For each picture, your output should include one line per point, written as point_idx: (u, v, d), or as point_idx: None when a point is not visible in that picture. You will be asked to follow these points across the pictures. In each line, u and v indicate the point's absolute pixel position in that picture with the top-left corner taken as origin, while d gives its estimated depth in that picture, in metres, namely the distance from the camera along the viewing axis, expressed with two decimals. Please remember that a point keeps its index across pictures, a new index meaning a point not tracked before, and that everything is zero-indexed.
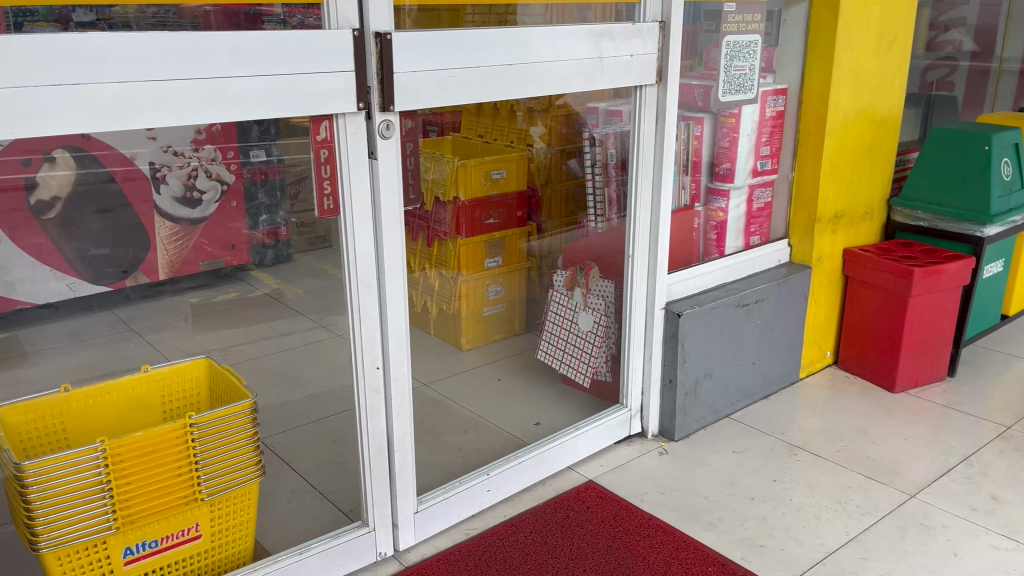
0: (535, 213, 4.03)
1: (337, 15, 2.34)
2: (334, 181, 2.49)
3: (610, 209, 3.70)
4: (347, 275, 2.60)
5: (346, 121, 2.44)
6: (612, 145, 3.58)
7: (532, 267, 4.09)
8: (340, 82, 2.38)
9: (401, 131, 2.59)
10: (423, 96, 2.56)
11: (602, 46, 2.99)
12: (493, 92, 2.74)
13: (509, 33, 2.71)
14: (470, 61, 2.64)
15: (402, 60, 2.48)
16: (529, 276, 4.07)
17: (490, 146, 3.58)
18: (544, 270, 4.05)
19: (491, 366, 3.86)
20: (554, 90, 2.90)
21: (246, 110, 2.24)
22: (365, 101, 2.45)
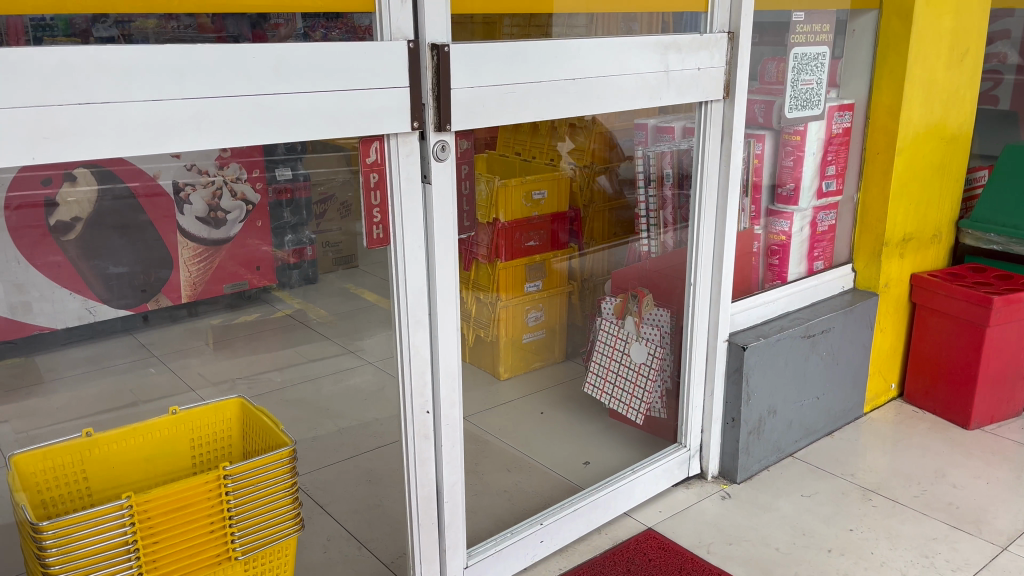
0: (576, 232, 3.44)
1: (388, 26, 2.11)
2: (384, 207, 2.27)
3: (668, 232, 3.50)
4: (396, 310, 2.37)
5: (399, 142, 2.21)
6: (677, 165, 3.38)
7: (573, 291, 3.48)
8: (394, 100, 2.16)
9: (457, 152, 2.36)
10: (481, 114, 2.33)
11: (669, 59, 2.75)
12: (554, 109, 2.50)
13: (571, 46, 2.47)
14: (532, 76, 2.41)
15: (461, 75, 2.25)
16: (570, 301, 3.47)
17: (531, 164, 2.99)
18: (588, 294, 3.56)
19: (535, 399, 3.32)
20: (618, 106, 2.66)
21: (293, 131, 2.01)
22: (420, 121, 2.22)
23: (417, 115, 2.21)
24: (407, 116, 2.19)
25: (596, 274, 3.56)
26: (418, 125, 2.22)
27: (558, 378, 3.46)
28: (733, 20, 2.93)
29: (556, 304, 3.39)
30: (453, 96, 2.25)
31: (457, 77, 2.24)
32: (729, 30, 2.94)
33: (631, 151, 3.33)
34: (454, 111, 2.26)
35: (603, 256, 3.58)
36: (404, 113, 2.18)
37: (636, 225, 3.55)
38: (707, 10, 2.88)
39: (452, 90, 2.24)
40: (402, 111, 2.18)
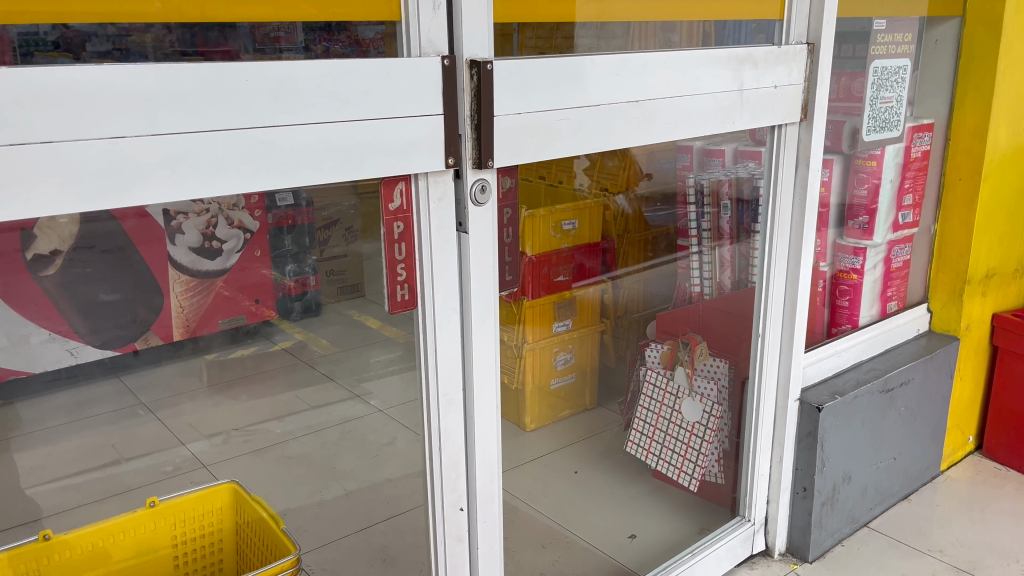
0: (609, 269, 3.21)
1: (418, 37, 1.68)
2: (412, 262, 1.82)
3: (727, 271, 3.08)
4: (425, 389, 1.92)
5: (430, 184, 1.77)
6: (740, 197, 2.95)
7: (605, 330, 3.27)
8: (426, 131, 1.72)
9: (499, 193, 1.91)
10: (529, 146, 1.88)
11: (744, 74, 2.31)
12: (613, 136, 2.05)
13: (636, 60, 2.03)
14: (589, 97, 1.97)
15: (505, 98, 1.80)
16: (601, 339, 3.26)
17: (559, 189, 2.65)
18: (622, 334, 3.30)
19: (566, 455, 2.98)
20: (687, 133, 2.22)
21: (301, 173, 1.57)
22: (456, 156, 1.79)
23: (452, 149, 1.77)
24: (441, 150, 1.75)
25: (630, 312, 3.29)
26: (454, 162, 1.78)
27: (586, 427, 3.13)
28: (811, 31, 2.51)
29: (586, 340, 3.20)
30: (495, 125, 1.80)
31: (500, 101, 1.80)
32: (807, 41, 2.51)
33: (677, 183, 3.04)
34: (497, 143, 1.82)
35: (636, 292, 3.29)
36: (438, 147, 1.75)
37: (682, 263, 3.26)
38: (783, 18, 2.47)
39: (494, 117, 1.80)
40: (433, 144, 1.74)
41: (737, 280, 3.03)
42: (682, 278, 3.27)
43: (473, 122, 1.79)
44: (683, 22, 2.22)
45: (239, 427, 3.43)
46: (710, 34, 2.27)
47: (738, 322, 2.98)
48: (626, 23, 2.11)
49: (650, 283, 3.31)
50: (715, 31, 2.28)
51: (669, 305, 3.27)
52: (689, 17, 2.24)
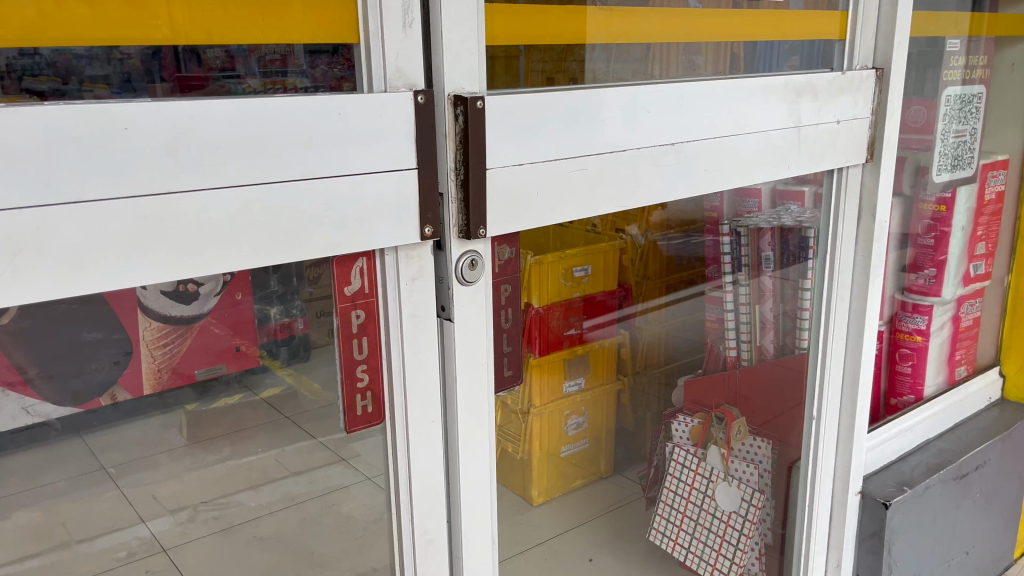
0: (629, 319, 2.81)
1: (382, 66, 1.24)
2: (377, 363, 1.37)
3: (769, 333, 2.62)
4: (396, 526, 1.45)
5: (402, 261, 1.32)
6: (791, 247, 2.47)
7: (620, 387, 2.84)
8: (392, 192, 1.26)
9: (495, 267, 1.46)
10: (535, 207, 1.43)
11: (803, 107, 1.85)
12: (642, 189, 1.59)
13: (671, 92, 1.58)
14: (612, 141, 1.51)
15: (501, 146, 1.35)
16: (617, 396, 2.84)
17: (568, 230, 2.20)
18: (642, 392, 2.91)
19: (579, 539, 2.47)
20: (733, 182, 1.77)
21: (207, 256, 1.11)
22: (436, 223, 1.33)
23: (431, 214, 1.32)
24: (415, 216, 1.30)
25: (651, 366, 2.92)
26: (434, 232, 1.33)
27: (606, 500, 2.67)
28: (878, 53, 2.06)
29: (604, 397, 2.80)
30: (488, 182, 1.35)
31: (492, 150, 1.34)
32: (873, 66, 2.06)
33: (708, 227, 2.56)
34: (490, 206, 1.36)
35: (658, 345, 2.90)
36: (408, 213, 1.29)
37: (711, 319, 2.81)
38: (845, 38, 2.03)
39: (487, 171, 1.34)
40: (403, 208, 1.28)
41: (781, 346, 2.57)
42: (710, 337, 2.82)
43: (460, 178, 1.33)
44: (709, 42, 1.75)
45: (208, 497, 2.28)
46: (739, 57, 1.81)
47: (788, 395, 2.51)
48: (648, 44, 1.65)
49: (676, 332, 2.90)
50: (749, 53, 1.82)
51: (699, 367, 2.85)
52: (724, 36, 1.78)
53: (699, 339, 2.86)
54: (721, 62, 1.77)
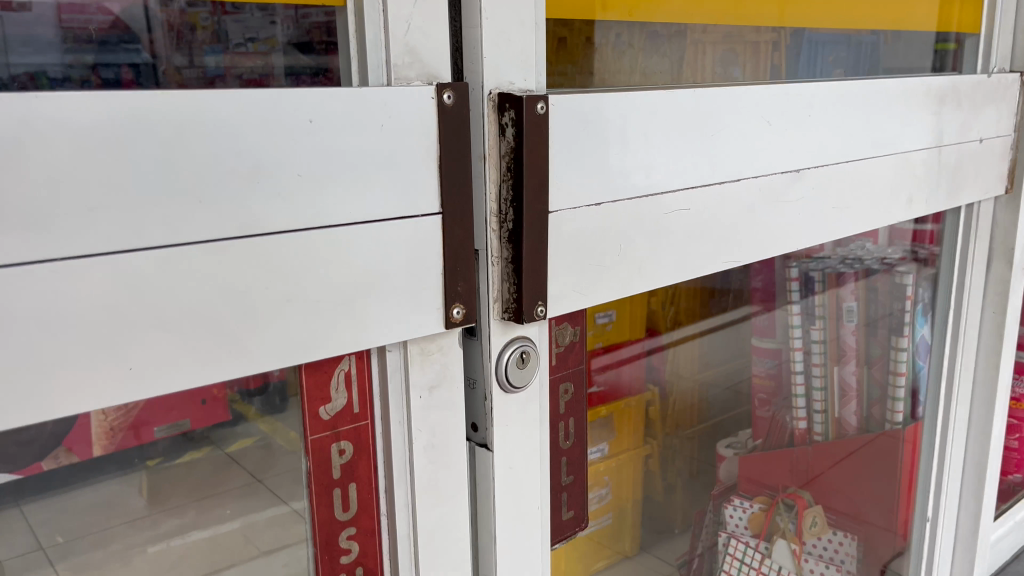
0: (655, 362, 1.71)
1: (383, 44, 0.75)
2: (372, 524, 0.85)
3: (851, 404, 2.03)
4: None
5: (413, 363, 0.82)
6: (884, 301, 1.96)
7: (652, 449, 1.76)
8: (400, 254, 0.76)
9: (552, 361, 0.96)
10: (617, 270, 0.92)
11: (942, 120, 1.36)
12: (756, 238, 1.10)
13: (797, 96, 1.09)
14: (722, 168, 1.01)
15: (570, 176, 0.86)
16: (648, 471, 1.74)
17: None
18: (671, 457, 1.83)
19: None
20: (864, 223, 1.28)
21: (60, 386, 0.60)
22: (468, 301, 0.82)
23: (462, 287, 0.81)
24: (437, 291, 0.79)
25: (680, 428, 1.81)
26: (465, 314, 0.82)
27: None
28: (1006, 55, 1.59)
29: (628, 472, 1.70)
30: (551, 234, 0.85)
31: (557, 182, 0.84)
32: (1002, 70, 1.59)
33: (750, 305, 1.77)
34: (553, 271, 0.86)
35: (694, 390, 1.80)
36: (426, 288, 0.78)
37: (761, 374, 1.92)
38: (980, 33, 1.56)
39: (549, 216, 0.84)
40: (417, 279, 0.77)
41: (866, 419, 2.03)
42: (759, 397, 1.95)
43: (506, 228, 0.83)
44: (749, 22, 1.15)
45: None
46: (783, 47, 1.21)
47: (876, 476, 2.02)
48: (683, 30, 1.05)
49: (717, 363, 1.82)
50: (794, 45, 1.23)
51: (745, 430, 1.94)
52: (767, 19, 1.18)
53: (739, 389, 1.93)
54: (760, 60, 1.18)
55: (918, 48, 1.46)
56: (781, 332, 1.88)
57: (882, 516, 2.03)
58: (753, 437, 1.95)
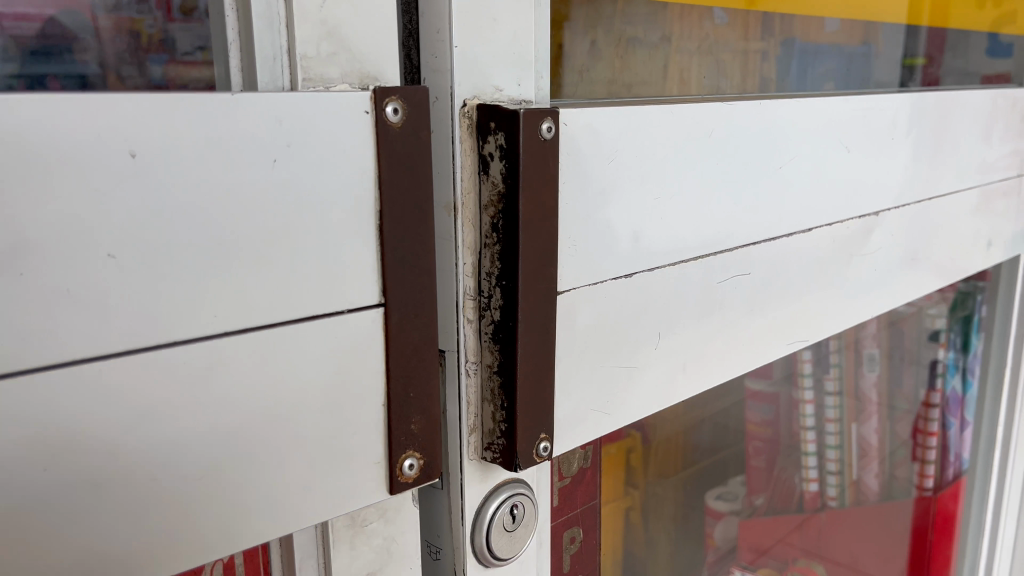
0: None
1: (284, 24, 0.44)
2: None
3: (871, 464, 1.64)
4: None
5: (337, 548, 0.50)
6: (909, 342, 1.52)
7: (635, 505, 1.02)
8: (313, 383, 0.44)
9: (553, 507, 0.66)
10: (654, 370, 0.62)
11: (998, 135, 1.05)
12: (823, 306, 0.80)
13: (883, 112, 0.81)
14: (791, 214, 0.71)
15: (589, 237, 0.55)
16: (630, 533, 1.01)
17: None
18: (658, 507, 1.08)
19: None
20: (938, 273, 1.00)
21: None
22: (428, 444, 0.51)
23: (417, 423, 0.50)
24: (375, 434, 0.48)
25: (665, 474, 1.05)
26: (423, 466, 0.51)
27: None
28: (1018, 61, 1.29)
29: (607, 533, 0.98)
30: (561, 328, 0.54)
31: (567, 248, 0.54)
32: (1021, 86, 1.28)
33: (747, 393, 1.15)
34: (565, 385, 0.55)
35: (688, 429, 1.04)
36: (355, 433, 0.47)
37: (755, 422, 1.26)
38: None
39: (557, 298, 0.53)
40: (340, 422, 0.46)
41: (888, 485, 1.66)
42: (753, 450, 1.31)
43: (490, 320, 0.52)
44: (734, 15, 0.78)
45: None
46: (775, 55, 0.84)
47: (880, 523, 1.66)
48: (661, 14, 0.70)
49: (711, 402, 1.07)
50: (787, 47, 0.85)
51: (739, 476, 1.28)
52: (763, 14, 0.81)
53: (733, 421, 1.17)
54: (749, 73, 0.81)
55: (914, 39, 1.07)
56: (788, 369, 1.22)
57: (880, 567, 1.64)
58: (752, 497, 1.33)
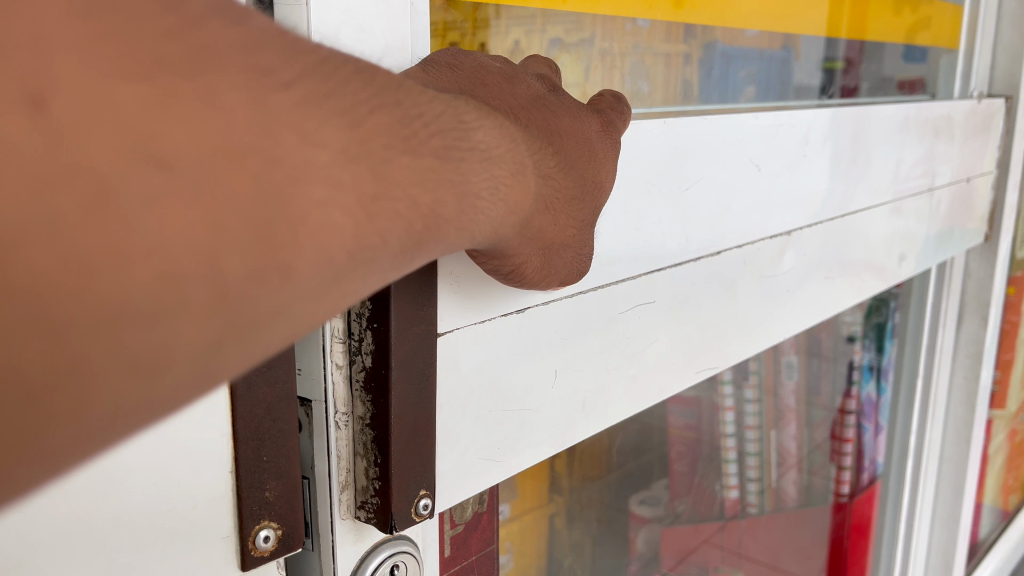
0: None
1: None
2: None
3: (790, 471, 1.58)
4: None
5: None
6: (826, 348, 1.50)
7: (557, 511, 0.97)
8: (141, 461, 0.36)
9: (449, 556, 0.61)
10: (556, 405, 0.58)
11: (910, 148, 1.04)
12: (732, 330, 0.76)
13: (795, 129, 0.78)
14: (697, 239, 0.68)
15: (474, 269, 0.50)
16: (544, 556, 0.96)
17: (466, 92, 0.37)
18: (582, 512, 1.03)
19: None
20: (855, 287, 0.99)
21: None
22: (287, 511, 0.43)
23: (272, 489, 0.42)
24: (218, 503, 0.40)
25: (587, 478, 1.01)
26: (282, 536, 0.43)
27: None
28: (929, 73, 1.28)
29: (529, 540, 0.92)
30: (441, 374, 0.49)
31: (449, 285, 0.49)
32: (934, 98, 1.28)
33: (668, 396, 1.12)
34: (447, 438, 0.50)
35: (612, 429, 0.99)
36: (198, 504, 0.39)
37: (678, 427, 1.22)
38: (958, 49, 1.31)
39: (436, 340, 0.48)
40: (180, 490, 0.38)
41: (805, 488, 1.62)
42: (676, 454, 1.26)
43: (362, 366, 0.46)
44: (654, 23, 0.73)
45: None
46: (696, 61, 0.80)
47: (795, 531, 1.60)
48: (578, 31, 0.65)
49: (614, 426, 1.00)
50: (709, 60, 0.82)
51: (661, 481, 1.25)
52: (686, 22, 0.77)
53: (651, 423, 1.11)
54: (670, 84, 0.78)
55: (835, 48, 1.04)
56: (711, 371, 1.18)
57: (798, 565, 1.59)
58: (672, 502, 1.29)
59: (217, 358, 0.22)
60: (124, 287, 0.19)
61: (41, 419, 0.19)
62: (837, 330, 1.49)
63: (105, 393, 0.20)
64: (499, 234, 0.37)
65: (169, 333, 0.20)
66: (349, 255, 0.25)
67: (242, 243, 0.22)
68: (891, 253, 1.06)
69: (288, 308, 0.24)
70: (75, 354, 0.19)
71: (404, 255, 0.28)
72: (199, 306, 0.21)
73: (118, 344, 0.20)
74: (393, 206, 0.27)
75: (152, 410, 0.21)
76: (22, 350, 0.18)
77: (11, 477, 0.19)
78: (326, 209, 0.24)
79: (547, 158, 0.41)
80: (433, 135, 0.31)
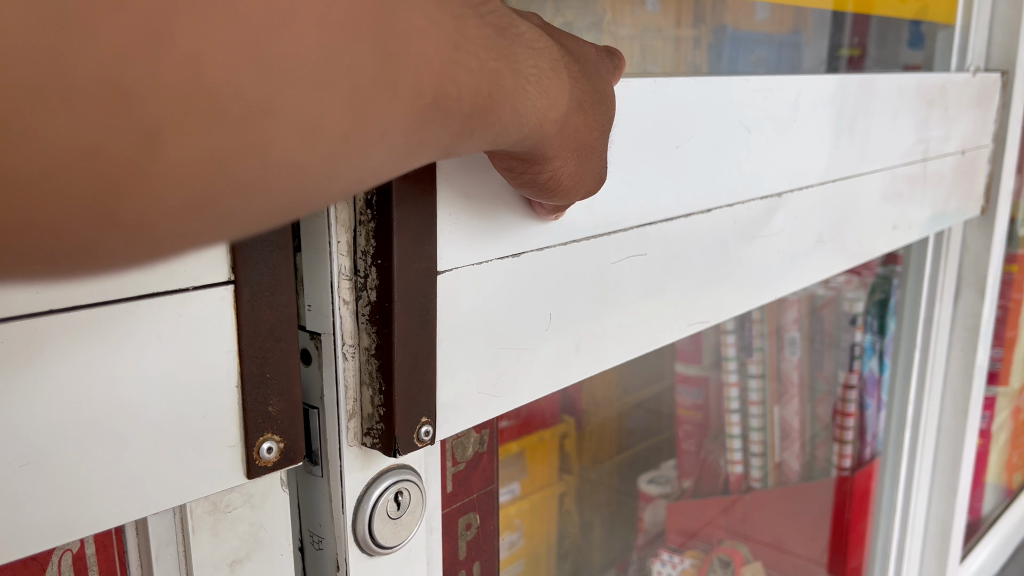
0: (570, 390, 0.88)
1: None
2: None
3: (790, 445, 1.62)
4: None
5: (197, 538, 0.46)
6: (827, 325, 1.54)
7: (568, 489, 1.00)
8: (153, 353, 0.40)
9: (450, 492, 0.65)
10: (546, 346, 0.61)
11: (904, 122, 1.07)
12: (725, 287, 0.80)
13: (785, 94, 0.81)
14: (688, 197, 0.72)
15: (473, 214, 0.54)
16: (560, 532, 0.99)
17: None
18: (590, 494, 1.06)
19: None
20: (847, 254, 1.02)
21: None
22: (288, 425, 0.46)
23: (275, 405, 0.45)
24: (228, 417, 0.43)
25: (600, 458, 1.05)
26: (284, 449, 0.46)
27: None
28: (931, 53, 1.30)
29: (545, 518, 0.95)
30: (443, 308, 0.53)
31: (449, 222, 0.53)
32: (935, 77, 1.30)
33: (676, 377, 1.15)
34: (450, 367, 0.54)
35: (622, 411, 1.04)
36: (210, 416, 0.42)
37: (686, 407, 1.26)
38: (954, 24, 1.34)
39: (437, 278, 0.52)
40: (193, 403, 0.42)
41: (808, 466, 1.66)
42: (684, 433, 1.30)
43: (367, 301, 0.50)
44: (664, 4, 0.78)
45: None
46: (706, 44, 0.82)
47: (793, 505, 1.66)
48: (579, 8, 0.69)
49: (629, 397, 1.03)
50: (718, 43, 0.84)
51: (670, 460, 1.28)
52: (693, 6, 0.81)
53: (661, 404, 1.15)
54: (680, 60, 0.79)
55: (842, 25, 1.06)
56: (716, 352, 1.22)
57: (801, 544, 1.66)
58: (679, 479, 1.32)
59: (344, 146, 0.26)
60: (302, 40, 0.24)
61: (246, 135, 0.23)
62: (835, 308, 1.52)
63: (284, 134, 0.24)
64: (542, 129, 0.40)
65: (324, 102, 0.25)
66: (433, 90, 0.30)
67: (369, 46, 0.26)
68: (886, 220, 1.09)
69: (389, 121, 0.28)
70: (269, 87, 0.23)
71: (466, 122, 0.33)
72: (344, 82, 0.25)
73: (295, 95, 0.24)
74: (469, 62, 0.31)
75: (307, 167, 0.25)
76: (238, 67, 0.22)
77: (207, 182, 0.22)
78: (424, 35, 0.29)
79: (573, 66, 0.45)
80: (491, 12, 0.34)
